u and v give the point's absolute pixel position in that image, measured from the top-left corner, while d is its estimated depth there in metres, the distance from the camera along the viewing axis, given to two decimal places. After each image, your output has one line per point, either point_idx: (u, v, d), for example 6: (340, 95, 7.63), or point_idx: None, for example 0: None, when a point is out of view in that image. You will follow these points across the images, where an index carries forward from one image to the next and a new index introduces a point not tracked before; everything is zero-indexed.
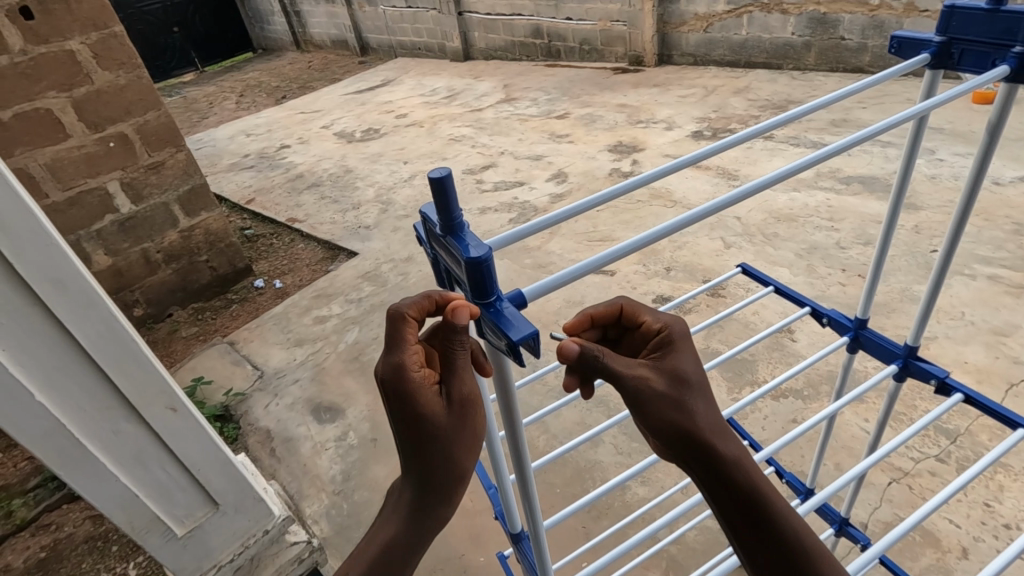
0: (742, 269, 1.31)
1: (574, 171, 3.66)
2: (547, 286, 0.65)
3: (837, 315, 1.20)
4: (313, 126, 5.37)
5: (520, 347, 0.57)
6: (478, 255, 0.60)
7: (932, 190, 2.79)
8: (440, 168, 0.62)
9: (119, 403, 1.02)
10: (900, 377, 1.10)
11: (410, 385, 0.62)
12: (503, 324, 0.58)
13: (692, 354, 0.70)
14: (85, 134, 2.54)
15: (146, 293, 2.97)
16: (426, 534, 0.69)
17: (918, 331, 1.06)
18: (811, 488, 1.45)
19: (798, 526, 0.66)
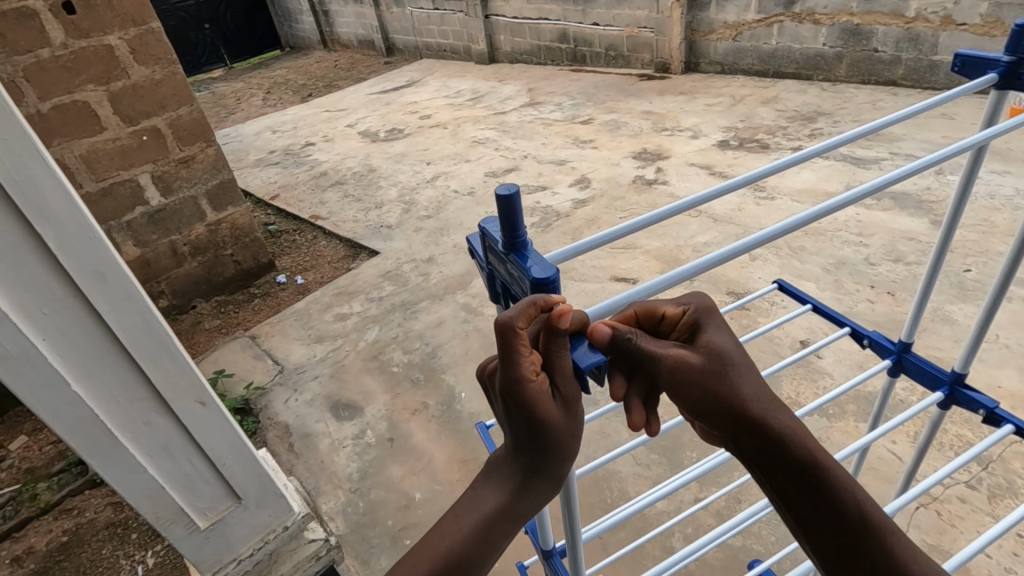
0: (779, 285, 1.28)
1: (597, 177, 3.64)
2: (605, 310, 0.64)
3: (879, 337, 1.17)
4: (339, 124, 5.42)
5: (586, 373, 0.60)
6: (543, 277, 0.60)
7: (967, 208, 2.72)
8: (506, 186, 0.63)
9: (151, 396, 1.03)
10: (944, 405, 1.07)
11: (530, 397, 0.58)
12: (570, 346, 0.60)
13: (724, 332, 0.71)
14: (120, 127, 2.60)
15: (172, 284, 3.02)
16: (513, 531, 0.67)
17: (966, 359, 1.03)
18: None
19: (863, 502, 0.68)
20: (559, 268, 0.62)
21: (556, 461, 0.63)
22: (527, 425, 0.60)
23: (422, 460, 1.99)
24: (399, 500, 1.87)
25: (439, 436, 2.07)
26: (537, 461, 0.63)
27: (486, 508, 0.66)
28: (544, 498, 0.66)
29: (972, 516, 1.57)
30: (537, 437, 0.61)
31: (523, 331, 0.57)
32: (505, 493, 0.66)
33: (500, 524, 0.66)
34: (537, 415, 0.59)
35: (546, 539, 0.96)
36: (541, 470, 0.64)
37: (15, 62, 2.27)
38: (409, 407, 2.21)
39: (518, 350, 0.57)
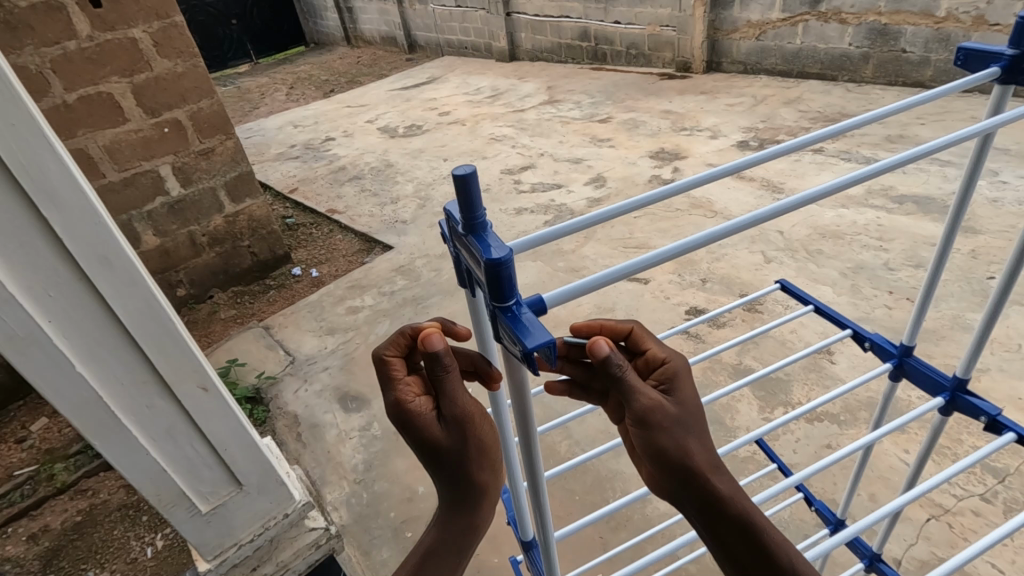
0: (781, 285, 1.25)
1: (613, 176, 3.62)
2: (565, 295, 0.65)
3: (881, 340, 1.14)
4: (359, 119, 5.47)
5: (534, 355, 0.56)
6: (497, 256, 0.59)
7: (993, 214, 2.64)
8: (463, 166, 0.62)
9: (154, 379, 1.05)
10: (946, 411, 1.04)
11: (412, 420, 0.67)
12: (517, 332, 0.57)
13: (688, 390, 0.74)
14: (143, 119, 2.66)
15: (190, 274, 3.07)
16: (463, 559, 0.71)
17: (968, 364, 1.00)
18: (842, 519, 1.34)
19: (794, 559, 0.67)
20: (515, 250, 0.61)
21: (476, 470, 0.69)
22: (425, 450, 0.68)
23: None
24: (402, 493, 1.88)
25: None
26: (455, 486, 0.69)
27: (427, 540, 0.71)
28: (476, 519, 0.70)
29: (985, 530, 1.53)
30: (440, 458, 0.68)
31: (392, 356, 0.73)
32: (444, 522, 0.71)
33: (444, 554, 0.69)
34: (424, 430, 0.67)
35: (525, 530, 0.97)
36: (461, 488, 0.69)
37: (42, 53, 2.33)
38: None
39: (397, 384, 0.70)
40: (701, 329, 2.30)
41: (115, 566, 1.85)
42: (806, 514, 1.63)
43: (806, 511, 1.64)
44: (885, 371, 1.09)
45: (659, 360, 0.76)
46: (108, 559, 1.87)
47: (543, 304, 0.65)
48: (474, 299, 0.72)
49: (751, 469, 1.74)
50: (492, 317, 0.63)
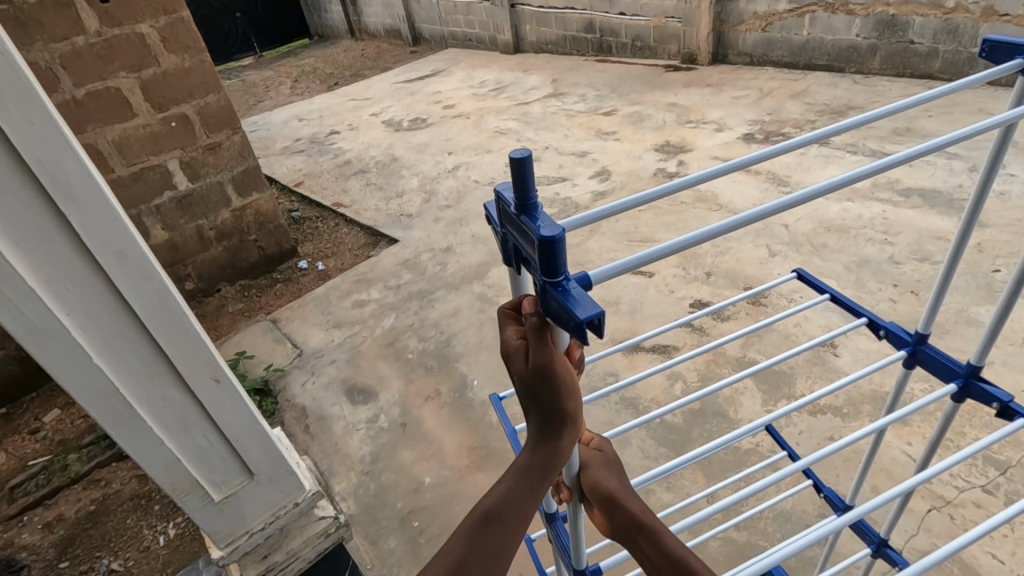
0: (797, 274, 1.26)
1: (618, 169, 3.62)
2: (613, 271, 0.64)
3: (895, 328, 1.14)
4: (364, 113, 5.47)
5: (586, 327, 0.56)
6: (549, 234, 0.59)
7: (1000, 208, 2.63)
8: (517, 152, 0.63)
9: (169, 370, 1.08)
10: (958, 398, 1.03)
11: (509, 352, 0.69)
12: (569, 305, 0.57)
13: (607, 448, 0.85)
14: (151, 114, 2.68)
15: (198, 268, 3.10)
16: (548, 484, 0.69)
17: (983, 351, 1.00)
18: (850, 505, 1.35)
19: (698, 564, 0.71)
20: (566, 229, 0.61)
21: (561, 398, 0.66)
22: (516, 382, 0.68)
23: (433, 446, 2.03)
24: (409, 483, 1.91)
25: (449, 423, 2.10)
26: (547, 416, 0.67)
27: (516, 466, 0.70)
28: (564, 446, 0.68)
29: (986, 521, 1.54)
30: (532, 394, 0.67)
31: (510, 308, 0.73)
32: (528, 448, 0.70)
33: (528, 479, 0.69)
34: (519, 367, 0.67)
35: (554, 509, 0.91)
36: (549, 415, 0.67)
37: (52, 49, 2.35)
38: (423, 393, 2.25)
39: (503, 318, 0.72)
40: (706, 322, 2.32)
41: (128, 554, 1.90)
42: (808, 505, 1.65)
43: (808, 502, 1.66)
44: (900, 357, 1.09)
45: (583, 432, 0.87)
46: (122, 548, 1.92)
47: (591, 283, 0.64)
48: (519, 276, 0.76)
49: (754, 462, 1.77)
50: (540, 294, 0.63)
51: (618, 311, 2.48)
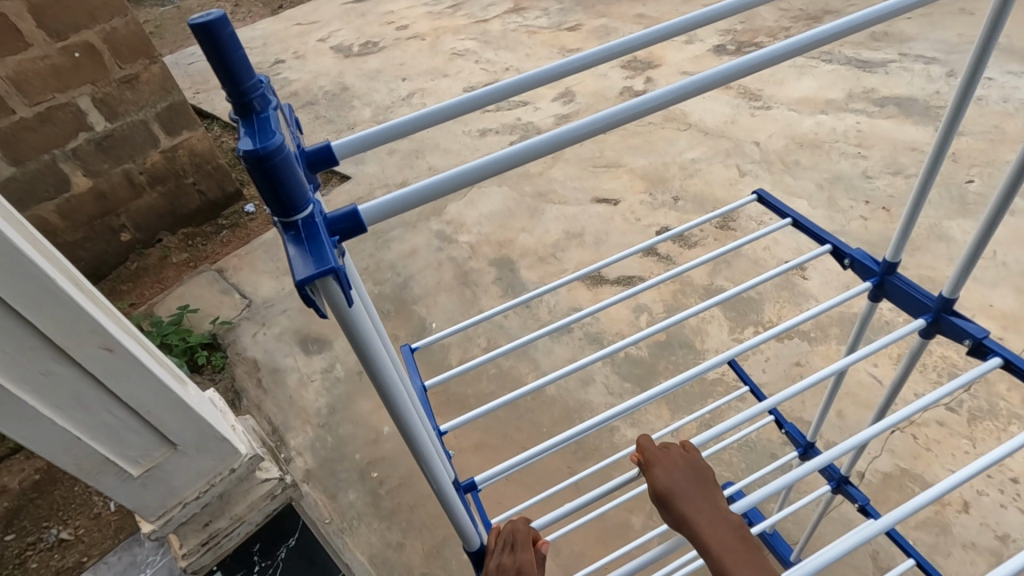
0: (758, 196, 1.12)
1: (583, 89, 3.36)
2: (386, 208, 0.55)
3: (862, 256, 1.00)
4: (310, 38, 4.98)
5: (310, 286, 0.45)
6: (259, 146, 0.42)
7: (977, 114, 2.53)
8: (210, 9, 0.43)
9: (46, 346, 0.99)
10: (927, 333, 0.91)
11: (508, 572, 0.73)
12: (293, 259, 0.46)
13: (679, 464, 0.74)
14: (48, 43, 2.32)
15: (133, 217, 2.83)
16: None
17: (956, 282, 0.84)
18: (811, 443, 1.25)
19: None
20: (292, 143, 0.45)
21: None
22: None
23: None
24: (367, 434, 1.83)
25: None
26: None
27: None
28: None
29: (948, 440, 1.54)
30: None
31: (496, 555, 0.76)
32: None
33: None
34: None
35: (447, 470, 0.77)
36: None
37: None
38: None
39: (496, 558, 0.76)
40: (672, 250, 2.21)
41: (78, 522, 1.75)
42: (773, 433, 1.62)
43: (773, 430, 1.63)
44: (865, 291, 0.96)
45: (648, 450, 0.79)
46: (72, 516, 1.77)
47: (359, 221, 0.54)
48: None
49: (720, 393, 1.73)
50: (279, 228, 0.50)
51: (582, 242, 2.36)
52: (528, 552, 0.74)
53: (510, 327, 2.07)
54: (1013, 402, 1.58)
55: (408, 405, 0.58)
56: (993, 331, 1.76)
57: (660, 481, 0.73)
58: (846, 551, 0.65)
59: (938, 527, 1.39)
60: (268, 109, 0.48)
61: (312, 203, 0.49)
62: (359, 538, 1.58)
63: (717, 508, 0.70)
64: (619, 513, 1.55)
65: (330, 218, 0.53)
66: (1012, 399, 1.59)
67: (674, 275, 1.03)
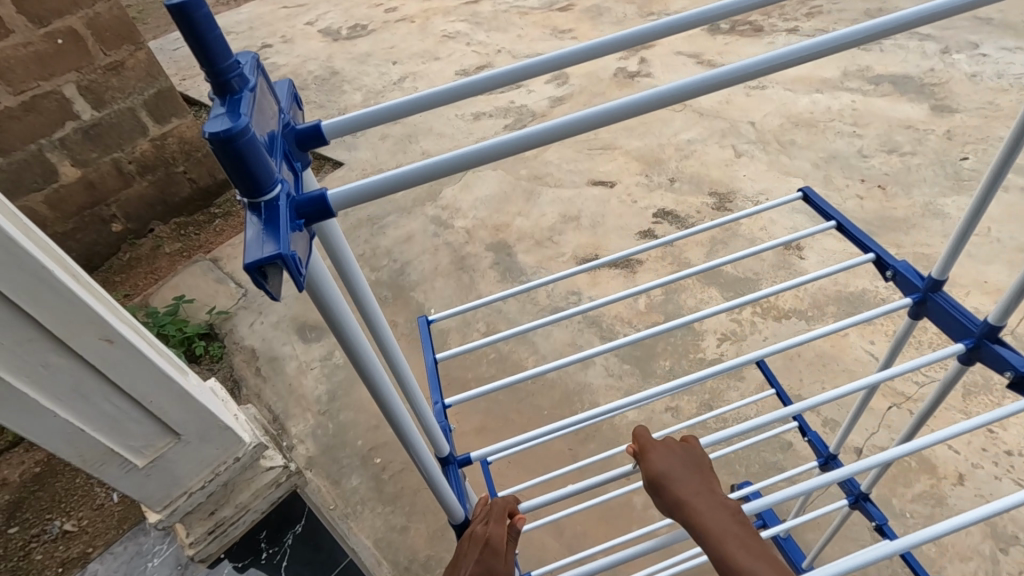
0: (804, 195, 1.12)
1: (576, 71, 3.33)
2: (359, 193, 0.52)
3: (906, 271, 0.96)
4: (298, 21, 4.87)
5: (260, 272, 0.43)
6: (223, 131, 0.41)
7: (972, 91, 2.53)
8: None
9: (45, 337, 0.99)
10: (965, 359, 0.86)
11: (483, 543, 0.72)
12: (247, 243, 0.44)
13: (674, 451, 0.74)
14: (30, 30, 2.26)
15: (123, 207, 2.79)
16: None
17: (1005, 308, 0.79)
18: (833, 455, 1.21)
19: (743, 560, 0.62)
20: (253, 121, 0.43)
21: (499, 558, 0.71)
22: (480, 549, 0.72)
23: None
24: (368, 420, 1.84)
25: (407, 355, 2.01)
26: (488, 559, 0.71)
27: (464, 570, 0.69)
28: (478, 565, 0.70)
29: (944, 415, 1.56)
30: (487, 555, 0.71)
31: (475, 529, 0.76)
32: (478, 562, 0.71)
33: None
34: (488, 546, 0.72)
35: (439, 445, 0.81)
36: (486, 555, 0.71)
37: None
38: None
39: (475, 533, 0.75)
40: (670, 233, 2.21)
41: (81, 513, 1.75)
42: (772, 412, 1.64)
43: (773, 407, 1.65)
44: (904, 306, 0.91)
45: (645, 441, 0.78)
46: (74, 507, 1.76)
47: (327, 206, 0.50)
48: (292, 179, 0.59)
49: (718, 373, 1.74)
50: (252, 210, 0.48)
51: (579, 226, 2.35)
52: (501, 525, 0.74)
53: (509, 312, 2.07)
54: None
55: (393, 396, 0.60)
56: (988, 306, 1.78)
57: (655, 467, 0.73)
58: (862, 563, 0.62)
59: (934, 500, 1.42)
60: (246, 88, 0.47)
61: (280, 184, 0.47)
62: (364, 523, 1.60)
63: (714, 493, 0.70)
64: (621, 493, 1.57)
65: (299, 200, 0.50)
66: None
67: (704, 270, 1.04)
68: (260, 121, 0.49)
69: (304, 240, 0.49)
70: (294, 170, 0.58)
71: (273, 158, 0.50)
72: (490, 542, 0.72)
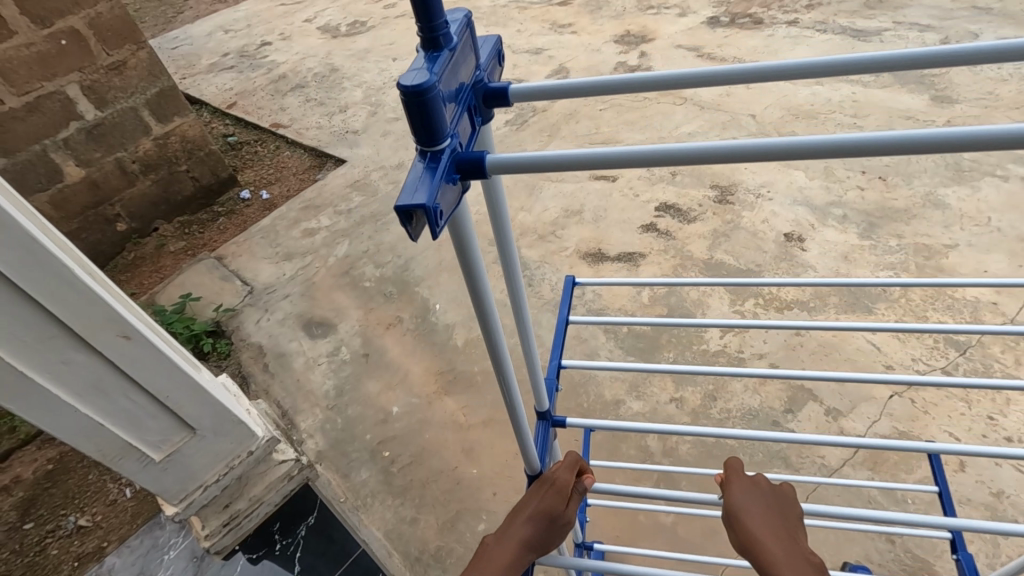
0: None
1: (576, 65, 3.33)
2: (512, 163, 0.54)
3: None
4: (296, 19, 4.86)
5: (407, 215, 0.48)
6: (414, 83, 0.48)
7: (971, 81, 2.55)
8: None
9: (65, 334, 1.01)
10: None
11: (552, 485, 0.83)
12: (406, 184, 0.50)
13: (755, 489, 0.80)
14: (32, 30, 2.27)
15: (127, 206, 2.80)
16: (554, 528, 0.79)
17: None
18: None
19: None
20: (437, 83, 0.49)
21: (564, 502, 0.81)
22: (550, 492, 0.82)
23: (397, 374, 1.97)
24: (376, 414, 1.86)
25: (414, 350, 2.03)
26: (556, 502, 0.81)
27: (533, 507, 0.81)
28: (546, 507, 0.80)
29: (944, 403, 1.58)
30: (554, 497, 0.81)
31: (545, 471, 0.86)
32: (544, 501, 0.81)
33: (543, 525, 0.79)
34: (556, 485, 0.82)
35: (541, 401, 0.93)
36: (555, 498, 0.81)
37: None
38: (384, 321, 2.16)
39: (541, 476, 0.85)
40: (672, 226, 2.23)
41: (95, 509, 1.77)
42: (775, 401, 1.66)
43: (775, 398, 1.67)
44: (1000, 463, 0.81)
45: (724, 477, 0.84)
46: (88, 503, 1.78)
47: (484, 168, 0.54)
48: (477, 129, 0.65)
49: (722, 364, 1.76)
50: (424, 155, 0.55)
51: (581, 220, 2.36)
52: (569, 473, 0.84)
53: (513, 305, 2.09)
54: (1008, 363, 1.63)
55: (506, 358, 0.69)
56: (988, 295, 1.80)
57: (736, 500, 0.78)
58: None
59: (936, 486, 1.44)
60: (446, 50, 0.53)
61: (449, 138, 0.53)
62: (374, 516, 1.61)
63: (789, 540, 0.73)
64: (627, 482, 1.59)
65: (462, 156, 0.55)
66: (1006, 360, 1.64)
67: (836, 327, 1.07)
68: (452, 77, 0.55)
69: (454, 192, 0.54)
70: (475, 124, 0.63)
71: (453, 112, 0.56)
72: (558, 485, 0.82)
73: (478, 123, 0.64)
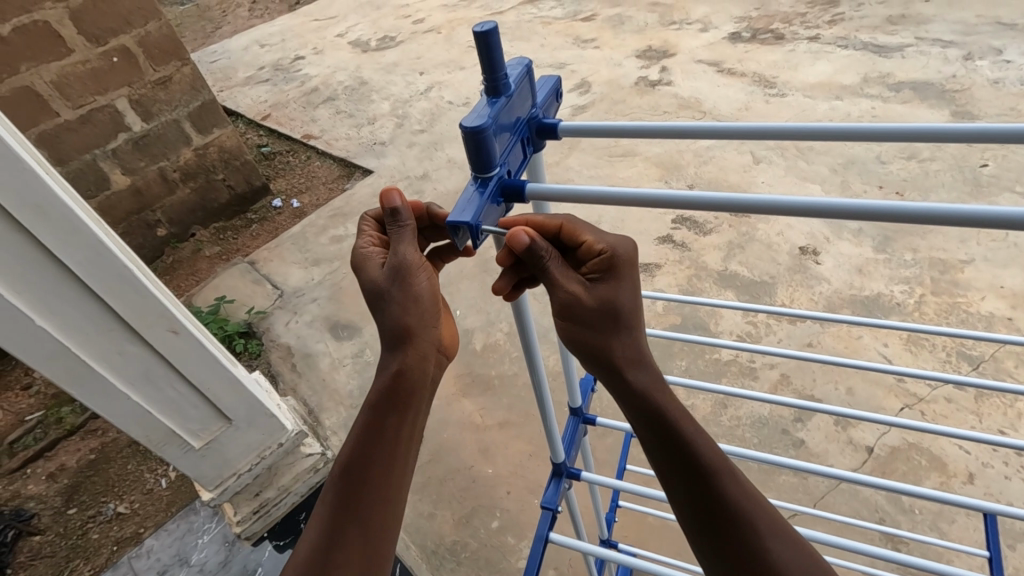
0: None
1: (597, 79, 3.40)
2: (553, 191, 0.61)
3: None
4: (328, 33, 5.04)
5: (457, 229, 0.58)
6: (472, 124, 0.57)
7: (993, 97, 2.56)
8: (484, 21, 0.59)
9: (122, 326, 1.12)
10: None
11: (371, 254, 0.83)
12: (456, 204, 0.59)
13: (632, 284, 0.71)
14: (88, 48, 2.44)
15: (167, 212, 2.96)
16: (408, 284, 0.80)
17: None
18: None
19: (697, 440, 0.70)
20: (491, 122, 0.58)
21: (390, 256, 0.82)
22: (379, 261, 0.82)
23: None
24: None
25: None
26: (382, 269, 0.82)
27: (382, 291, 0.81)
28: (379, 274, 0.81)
29: (954, 416, 1.60)
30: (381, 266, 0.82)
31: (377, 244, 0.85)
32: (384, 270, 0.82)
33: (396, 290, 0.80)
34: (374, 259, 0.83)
35: (574, 399, 0.99)
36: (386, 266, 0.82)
37: None
38: None
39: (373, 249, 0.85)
40: (688, 237, 2.27)
41: (133, 497, 1.88)
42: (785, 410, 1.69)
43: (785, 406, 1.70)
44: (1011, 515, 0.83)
45: (596, 251, 0.69)
46: (127, 491, 1.89)
47: (525, 194, 0.62)
48: (531, 156, 0.72)
49: (733, 373, 1.80)
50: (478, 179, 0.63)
51: (598, 230, 2.41)
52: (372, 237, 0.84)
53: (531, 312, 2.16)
54: (1020, 378, 1.64)
55: (536, 347, 0.77)
56: (1003, 310, 1.81)
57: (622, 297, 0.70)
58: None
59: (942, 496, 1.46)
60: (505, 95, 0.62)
61: (500, 166, 0.61)
62: None
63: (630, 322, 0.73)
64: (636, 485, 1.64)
65: (511, 182, 0.63)
66: (1019, 374, 1.65)
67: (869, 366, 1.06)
68: (508, 116, 0.64)
69: (498, 211, 0.63)
70: (527, 152, 0.71)
71: (507, 144, 0.64)
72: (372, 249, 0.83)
73: (530, 152, 0.71)
